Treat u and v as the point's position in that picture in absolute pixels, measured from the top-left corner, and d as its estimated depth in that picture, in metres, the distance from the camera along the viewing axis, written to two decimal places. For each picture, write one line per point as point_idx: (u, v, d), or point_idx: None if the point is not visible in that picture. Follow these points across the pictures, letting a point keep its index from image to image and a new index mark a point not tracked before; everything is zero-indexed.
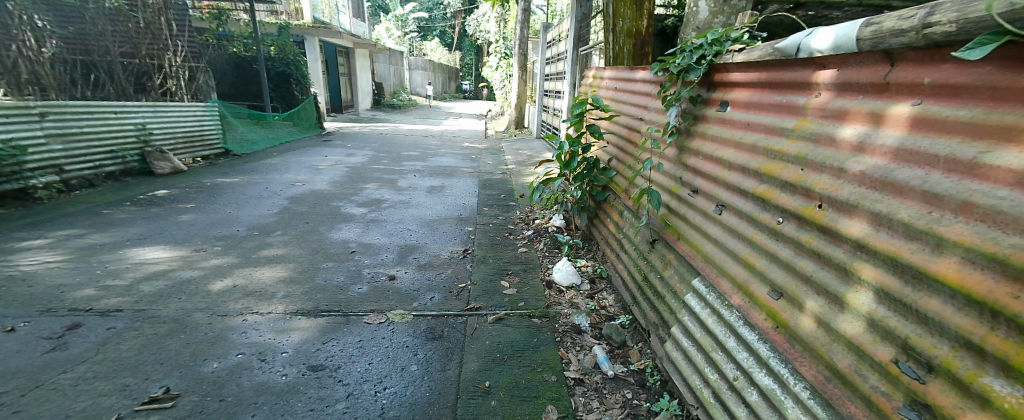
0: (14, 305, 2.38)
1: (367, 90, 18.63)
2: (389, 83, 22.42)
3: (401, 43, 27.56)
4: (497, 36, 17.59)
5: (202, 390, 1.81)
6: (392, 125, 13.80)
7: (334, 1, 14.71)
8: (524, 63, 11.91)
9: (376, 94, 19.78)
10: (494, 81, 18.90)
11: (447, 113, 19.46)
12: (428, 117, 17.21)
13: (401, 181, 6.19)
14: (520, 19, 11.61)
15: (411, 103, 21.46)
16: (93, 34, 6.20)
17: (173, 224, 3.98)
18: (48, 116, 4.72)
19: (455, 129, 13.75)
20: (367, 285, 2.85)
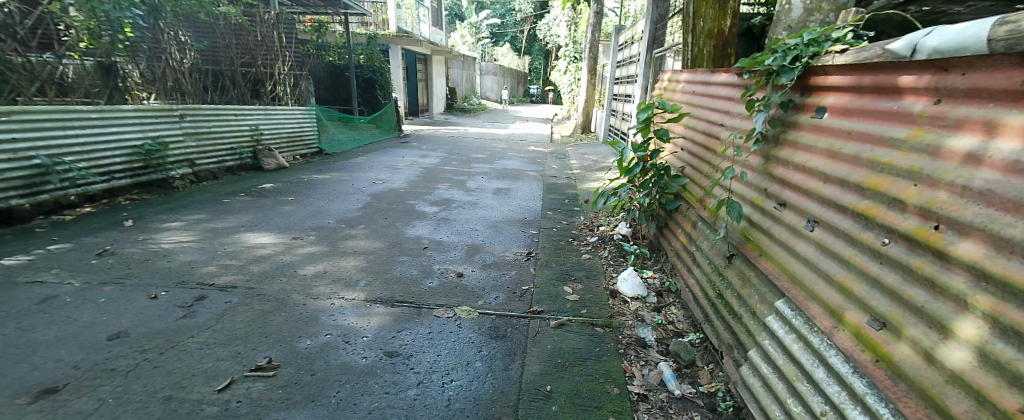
0: (156, 276, 2.83)
1: (441, 95, 19.51)
2: (461, 88, 23.27)
3: (474, 50, 28.44)
4: (567, 40, 17.54)
5: (298, 363, 2.03)
6: (462, 128, 14.30)
7: (416, 11, 15.63)
8: (594, 67, 11.79)
9: (449, 98, 20.60)
10: (562, 85, 18.91)
11: (515, 117, 19.78)
12: (497, 121, 17.60)
13: (469, 182, 6.41)
14: (592, 23, 11.51)
15: (481, 107, 22.09)
16: (222, 47, 6.90)
17: (275, 214, 4.48)
18: (186, 117, 5.49)
19: (523, 132, 13.94)
20: (436, 280, 3.00)
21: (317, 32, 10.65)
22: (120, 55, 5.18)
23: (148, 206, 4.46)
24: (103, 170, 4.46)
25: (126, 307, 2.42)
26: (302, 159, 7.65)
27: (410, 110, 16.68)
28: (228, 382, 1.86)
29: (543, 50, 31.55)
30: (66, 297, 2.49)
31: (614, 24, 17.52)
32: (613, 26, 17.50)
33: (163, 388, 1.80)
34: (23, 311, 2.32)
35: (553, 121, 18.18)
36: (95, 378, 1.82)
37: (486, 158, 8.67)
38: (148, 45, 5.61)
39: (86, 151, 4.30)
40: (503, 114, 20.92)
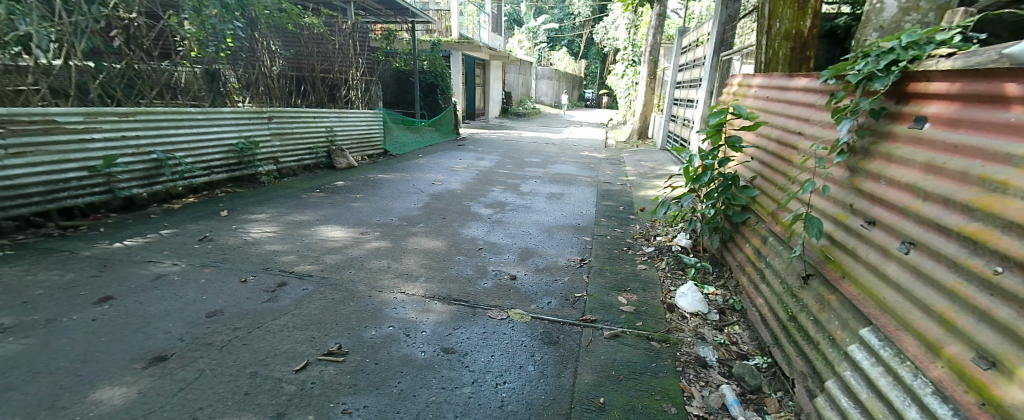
0: (243, 262, 3.12)
1: (497, 99, 19.81)
2: (516, 92, 23.50)
3: (531, 54, 28.58)
4: (624, 43, 17.17)
5: (364, 351, 2.15)
6: (516, 132, 14.43)
7: (477, 18, 16.02)
8: (654, 71, 11.47)
9: (504, 102, 20.85)
10: (618, 89, 18.56)
11: (569, 121, 19.62)
12: (551, 125, 17.58)
13: (523, 186, 6.46)
14: (654, 25, 11.19)
15: (535, 111, 22.18)
16: (306, 55, 7.47)
17: (345, 210, 4.78)
18: (273, 119, 6.01)
19: (578, 137, 13.82)
20: (491, 281, 3.05)
21: (386, 40, 11.21)
22: (221, 63, 5.77)
23: (239, 199, 4.93)
24: (205, 165, 5.00)
25: (220, 288, 2.69)
26: (369, 159, 8.10)
27: (468, 114, 17.07)
28: (304, 364, 2.01)
29: (600, 53, 31.07)
30: (174, 276, 2.81)
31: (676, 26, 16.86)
32: (675, 28, 16.90)
33: (250, 364, 1.98)
34: (140, 286, 2.65)
35: (607, 126, 17.88)
36: (195, 350, 2.05)
37: (540, 162, 8.71)
38: (244, 54, 6.23)
39: (191, 148, 4.83)
40: (557, 119, 20.85)
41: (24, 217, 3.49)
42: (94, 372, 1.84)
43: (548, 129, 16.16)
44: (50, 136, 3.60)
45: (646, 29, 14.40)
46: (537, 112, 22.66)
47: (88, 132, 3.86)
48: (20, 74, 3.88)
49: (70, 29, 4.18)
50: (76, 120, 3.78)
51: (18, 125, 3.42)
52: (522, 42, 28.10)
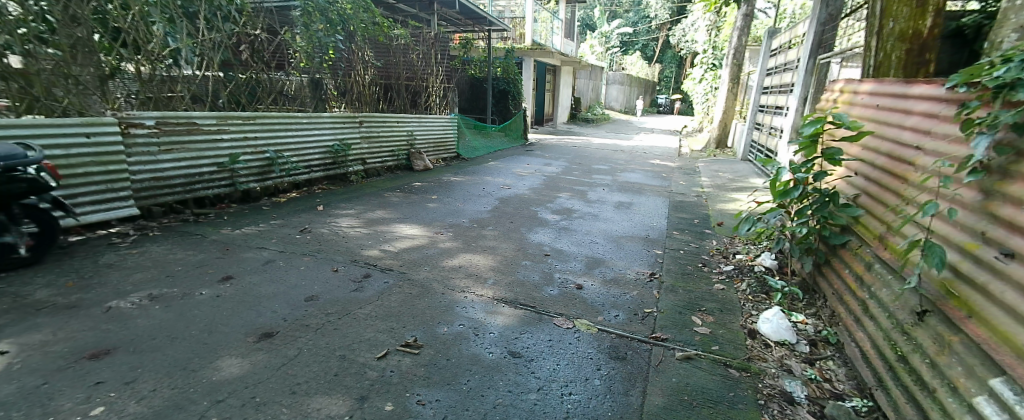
0: (334, 253, 3.42)
1: (566, 104, 19.72)
2: (586, 98, 23.22)
3: (603, 59, 28.12)
4: (703, 46, 16.32)
5: (437, 347, 2.26)
6: (585, 138, 14.27)
7: (551, 24, 16.06)
8: (737, 75, 10.78)
9: (573, 108, 20.69)
10: (694, 94, 17.67)
11: (640, 128, 19.03)
12: (621, 132, 17.17)
13: (590, 193, 6.38)
14: (738, 27, 10.52)
15: (604, 117, 21.76)
16: (393, 64, 7.98)
17: (421, 209, 5.04)
18: (364, 123, 6.50)
19: (650, 145, 13.37)
20: (557, 289, 3.05)
21: (463, 48, 11.60)
22: (324, 73, 6.42)
23: (331, 195, 5.40)
24: (306, 163, 5.54)
25: (315, 276, 2.98)
26: (443, 162, 8.47)
27: (537, 119, 17.17)
28: (385, 353, 2.16)
29: (676, 57, 29.83)
30: (279, 262, 3.16)
31: (763, 25, 15.72)
32: (762, 28, 15.76)
33: (339, 348, 2.16)
34: (253, 269, 3.01)
35: (681, 134, 17.10)
36: (296, 330, 2.29)
37: (609, 169, 8.54)
38: (342, 65, 6.87)
39: (296, 148, 5.38)
40: (627, 125, 20.29)
41: (167, 204, 4.10)
42: (216, 342, 2.12)
43: (619, 135, 15.80)
44: (190, 136, 4.20)
45: (729, 31, 13.58)
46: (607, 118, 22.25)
47: (218, 132, 4.45)
48: (174, 83, 4.53)
49: (209, 45, 4.79)
50: (210, 122, 4.37)
51: (168, 126, 4.03)
52: (594, 47, 27.74)
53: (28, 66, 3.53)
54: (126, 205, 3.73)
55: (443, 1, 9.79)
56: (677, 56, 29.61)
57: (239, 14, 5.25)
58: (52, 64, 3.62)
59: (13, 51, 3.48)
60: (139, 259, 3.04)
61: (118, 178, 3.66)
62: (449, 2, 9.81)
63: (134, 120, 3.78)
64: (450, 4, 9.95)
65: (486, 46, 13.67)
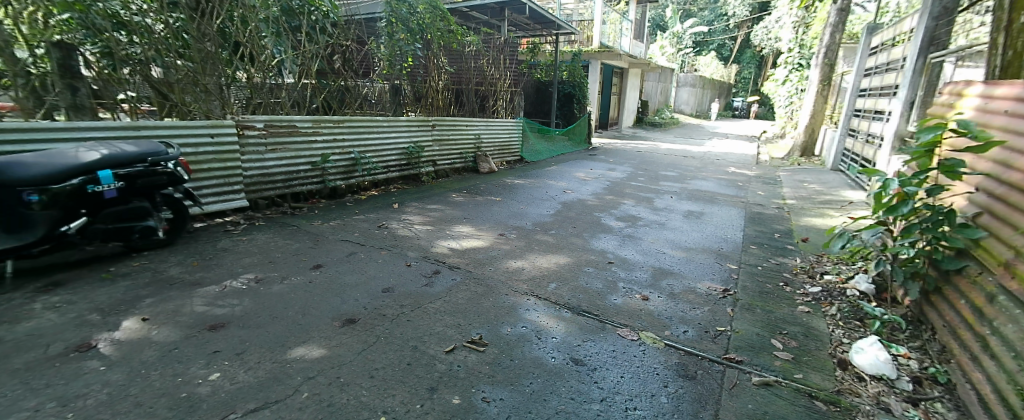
0: (407, 249, 3.63)
1: (633, 108, 19.18)
2: (654, 101, 22.41)
3: (674, 61, 26.98)
4: (788, 45, 15.13)
5: (500, 346, 2.31)
6: (652, 143, 13.79)
7: (620, 25, 15.71)
8: (827, 76, 9.89)
9: (639, 112, 20.08)
10: (775, 96, 16.43)
11: (712, 133, 18.02)
12: (691, 136, 16.38)
13: (657, 201, 6.16)
14: (832, 22, 9.71)
15: (673, 121, 20.86)
16: (465, 70, 8.27)
17: (487, 211, 5.18)
18: (436, 126, 6.81)
19: (723, 151, 12.62)
20: (621, 298, 2.99)
21: (531, 53, 11.60)
22: (403, 79, 6.79)
23: (405, 194, 5.71)
24: (385, 163, 5.91)
25: (389, 269, 3.19)
26: (507, 165, 8.62)
27: (601, 123, 16.86)
28: (452, 347, 2.26)
29: (756, 57, 27.90)
30: (360, 255, 3.42)
31: (861, 21, 14.28)
32: (860, 24, 14.31)
33: (411, 339, 2.30)
34: (337, 260, 3.28)
35: (759, 139, 15.96)
36: (375, 319, 2.47)
37: (678, 176, 8.19)
38: (419, 72, 7.23)
39: (377, 149, 5.77)
40: (698, 130, 19.29)
41: (270, 198, 4.58)
42: (307, 324, 2.34)
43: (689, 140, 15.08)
44: (291, 137, 4.67)
45: (819, 27, 12.46)
46: (677, 123, 21.32)
47: (313, 134, 4.90)
48: (279, 90, 5.10)
49: (308, 55, 5.29)
50: (307, 125, 4.82)
51: (274, 128, 4.51)
52: (665, 48, 26.37)
53: (167, 76, 4.12)
54: (238, 197, 4.23)
55: (514, 7, 9.99)
56: (757, 56, 27.72)
57: (333, 27, 5.76)
58: (185, 75, 4.20)
59: (157, 64, 4.08)
60: (245, 245, 3.43)
61: (233, 173, 4.16)
62: (520, 7, 9.98)
63: (248, 122, 4.28)
64: (520, 9, 10.13)
65: (553, 49, 13.67)
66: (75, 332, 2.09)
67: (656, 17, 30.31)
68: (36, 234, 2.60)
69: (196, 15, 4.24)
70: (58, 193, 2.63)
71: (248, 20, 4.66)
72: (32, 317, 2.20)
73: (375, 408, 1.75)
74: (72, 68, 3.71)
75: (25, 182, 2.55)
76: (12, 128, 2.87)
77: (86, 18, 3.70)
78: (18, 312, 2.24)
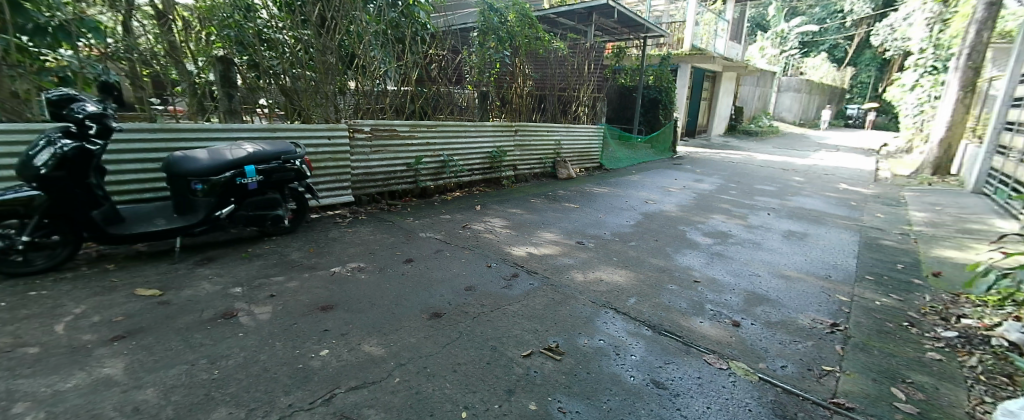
0: (489, 250, 3.76)
1: (725, 115, 17.90)
2: (750, 107, 20.71)
3: (775, 63, 24.71)
4: (918, 44, 13.06)
5: (578, 357, 2.29)
6: (748, 154, 12.73)
7: (715, 25, 14.40)
8: (971, 81, 8.39)
9: (733, 118, 18.65)
10: (899, 103, 14.32)
11: (819, 144, 16.18)
12: (793, 147, 14.88)
13: (751, 218, 5.69)
14: (978, 19, 8.13)
15: (773, 129, 19.08)
16: (549, 75, 8.32)
17: (566, 217, 5.19)
18: (519, 131, 6.95)
19: (833, 165, 11.29)
20: (708, 321, 2.82)
21: (616, 57, 11.29)
22: (490, 86, 7.03)
23: (487, 197, 5.91)
24: (469, 166, 6.16)
25: (472, 268, 3.33)
26: (586, 172, 8.54)
27: (688, 131, 15.99)
28: (530, 352, 2.30)
29: (878, 58, 24.44)
30: (446, 253, 3.61)
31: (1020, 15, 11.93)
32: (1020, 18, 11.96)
33: (490, 340, 2.38)
34: (426, 256, 3.50)
35: (879, 153, 14.03)
36: (459, 315, 2.59)
37: (777, 192, 7.49)
38: (506, 78, 7.44)
39: (464, 152, 6.03)
40: (802, 140, 17.45)
41: (371, 195, 5.02)
42: (400, 315, 2.53)
43: (790, 151, 13.71)
44: (391, 140, 5.07)
45: (960, 24, 10.57)
46: (778, 132, 19.48)
47: (410, 137, 5.26)
48: (384, 96, 5.54)
49: (411, 64, 5.68)
50: (406, 129, 5.19)
51: (378, 132, 4.93)
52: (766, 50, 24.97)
53: (295, 85, 4.73)
54: (345, 193, 4.70)
55: (602, 11, 9.86)
56: (878, 58, 24.25)
57: (430, 38, 6.18)
58: (310, 84, 4.78)
59: (288, 74, 4.70)
60: (350, 236, 3.80)
61: (343, 171, 4.65)
62: (607, 11, 9.84)
63: (357, 126, 4.74)
64: (608, 13, 9.98)
65: (640, 53, 13.23)
66: (221, 301, 2.48)
67: (758, 16, 27.82)
68: (198, 217, 3.15)
69: (320, 31, 4.79)
70: (216, 183, 3.15)
71: (362, 33, 5.14)
72: (191, 285, 2.65)
73: (458, 402, 1.84)
74: (229, 78, 4.44)
75: (193, 173, 3.10)
76: (187, 129, 3.49)
77: (239, 34, 4.43)
78: (182, 281, 2.71)
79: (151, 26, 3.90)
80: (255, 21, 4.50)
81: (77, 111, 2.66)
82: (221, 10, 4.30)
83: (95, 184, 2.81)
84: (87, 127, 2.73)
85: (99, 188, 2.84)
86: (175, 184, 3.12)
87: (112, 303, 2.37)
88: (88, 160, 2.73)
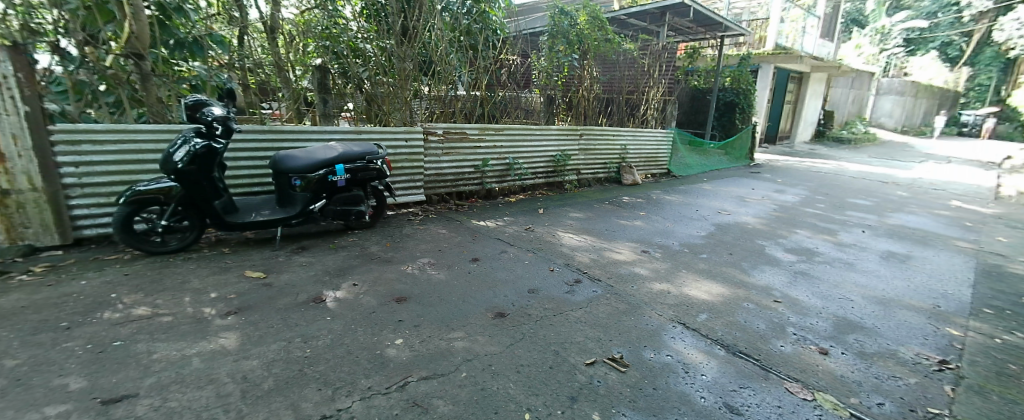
0: (552, 254, 3.78)
1: (812, 120, 16.42)
2: (842, 112, 18.81)
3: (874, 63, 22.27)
4: None
5: (644, 371, 2.23)
6: (838, 163, 11.58)
7: (804, 22, 13.24)
8: None
9: (821, 124, 17.08)
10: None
11: (927, 154, 14.31)
12: (894, 157, 13.30)
13: (842, 235, 5.17)
14: None
15: (869, 136, 17.18)
16: (618, 78, 8.15)
17: (632, 225, 5.06)
18: (585, 135, 6.89)
19: (944, 178, 9.95)
20: (789, 346, 2.61)
21: (690, 58, 10.73)
22: (557, 90, 7.07)
23: (550, 201, 5.93)
24: (533, 169, 6.22)
25: (535, 272, 3.37)
26: (652, 178, 8.26)
27: (768, 137, 14.89)
28: (593, 360, 2.27)
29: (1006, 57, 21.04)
30: (512, 254, 3.69)
31: None
32: None
33: (553, 344, 2.39)
34: (492, 256, 3.60)
35: (1005, 167, 12.13)
36: (523, 318, 2.64)
37: (873, 207, 6.74)
38: (573, 81, 7.39)
39: (528, 155, 6.10)
40: (905, 149, 15.54)
41: (441, 194, 5.25)
42: (468, 312, 2.62)
43: (891, 161, 12.27)
44: (461, 142, 5.27)
45: None
46: (877, 140, 17.49)
47: (478, 140, 5.43)
48: (455, 101, 5.74)
49: (483, 69, 5.95)
50: (475, 132, 5.37)
51: (450, 134, 5.15)
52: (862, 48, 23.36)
53: (377, 91, 5.03)
54: (418, 192, 4.95)
55: (677, 10, 9.46)
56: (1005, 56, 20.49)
57: (500, 43, 6.36)
58: (390, 90, 5.09)
59: (371, 81, 5.01)
60: (422, 233, 4.01)
61: (418, 171, 4.91)
62: (683, 11, 9.44)
63: (431, 129, 4.99)
64: (684, 12, 9.58)
65: (716, 54, 12.51)
66: (313, 286, 2.73)
67: (852, 11, 24.83)
68: (295, 209, 3.50)
69: (402, 40, 5.09)
70: (312, 180, 3.49)
71: (437, 41, 5.39)
72: (288, 271, 2.95)
73: (521, 403, 1.87)
74: (324, 85, 4.91)
75: (294, 170, 3.44)
76: (289, 131, 3.88)
77: (333, 45, 4.78)
78: (280, 266, 3.02)
79: (260, 38, 4.54)
80: (347, 33, 4.85)
81: (207, 115, 3.07)
82: (318, 23, 4.73)
83: (217, 178, 3.21)
84: (214, 128, 3.14)
85: (220, 181, 3.24)
86: (279, 180, 3.49)
87: (226, 282, 2.70)
88: (213, 157, 3.14)
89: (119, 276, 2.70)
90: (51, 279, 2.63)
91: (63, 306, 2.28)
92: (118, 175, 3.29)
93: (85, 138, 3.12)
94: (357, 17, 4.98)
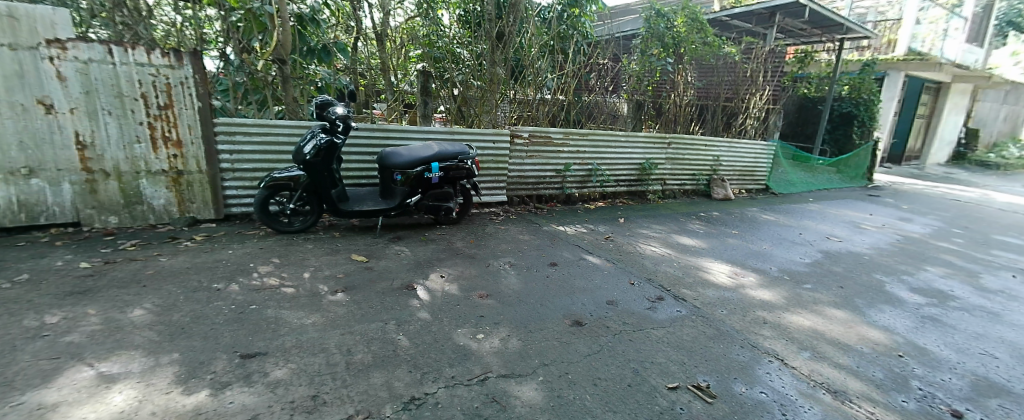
0: (632, 267, 3.68)
1: (952, 139, 14.08)
2: (993, 131, 15.87)
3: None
4: None
5: (733, 404, 2.08)
6: (985, 191, 9.79)
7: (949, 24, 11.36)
8: None
9: (964, 144, 14.58)
10: None
11: None
12: None
13: (986, 277, 4.38)
14: None
15: None
16: (715, 84, 7.62)
17: (721, 243, 4.74)
18: (674, 144, 6.58)
19: None
20: (913, 402, 2.28)
21: (800, 63, 9.88)
22: (646, 95, 6.83)
23: (631, 210, 5.76)
24: (616, 177, 6.08)
25: (616, 283, 3.31)
26: (747, 194, 7.66)
27: (891, 156, 13.05)
28: (676, 385, 2.18)
29: None
30: (591, 263, 3.66)
31: None
32: None
33: (632, 361, 2.33)
34: (572, 262, 3.61)
35: None
36: (603, 330, 2.61)
37: None
38: (665, 87, 7.11)
39: (612, 162, 5.98)
40: None
41: (521, 196, 5.35)
42: (547, 317, 2.65)
43: None
44: (545, 146, 5.33)
45: None
46: None
47: (562, 145, 5.44)
48: (541, 105, 5.81)
49: (571, 73, 5.95)
50: (560, 136, 5.39)
51: (535, 138, 5.24)
52: (1021, 55, 20.21)
53: (467, 93, 5.27)
54: (501, 193, 5.11)
55: (789, 11, 8.63)
56: None
57: (590, 47, 6.32)
58: (479, 93, 5.31)
59: (463, 83, 5.26)
60: (504, 234, 4.13)
61: (502, 173, 5.06)
62: (795, 11, 8.62)
63: (518, 132, 5.11)
64: (797, 12, 8.71)
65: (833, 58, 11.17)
66: (407, 275, 2.95)
67: None
68: (395, 202, 3.81)
69: (496, 44, 5.30)
70: (411, 176, 3.76)
71: (527, 45, 5.53)
72: (386, 258, 3.22)
73: (597, 416, 1.84)
74: (427, 88, 5.13)
75: (397, 166, 3.72)
76: (393, 129, 4.22)
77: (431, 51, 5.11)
78: (380, 252, 3.31)
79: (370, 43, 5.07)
80: (444, 38, 5.14)
81: (332, 114, 3.48)
82: (420, 30, 5.08)
83: (335, 169, 3.60)
84: (336, 125, 3.54)
85: (336, 172, 3.62)
86: (384, 174, 3.81)
87: (335, 263, 3.02)
88: (334, 150, 3.53)
89: (256, 249, 3.15)
90: (207, 246, 3.15)
91: (215, 270, 2.72)
92: (261, 164, 3.84)
93: (239, 130, 3.69)
94: (453, 23, 5.26)
